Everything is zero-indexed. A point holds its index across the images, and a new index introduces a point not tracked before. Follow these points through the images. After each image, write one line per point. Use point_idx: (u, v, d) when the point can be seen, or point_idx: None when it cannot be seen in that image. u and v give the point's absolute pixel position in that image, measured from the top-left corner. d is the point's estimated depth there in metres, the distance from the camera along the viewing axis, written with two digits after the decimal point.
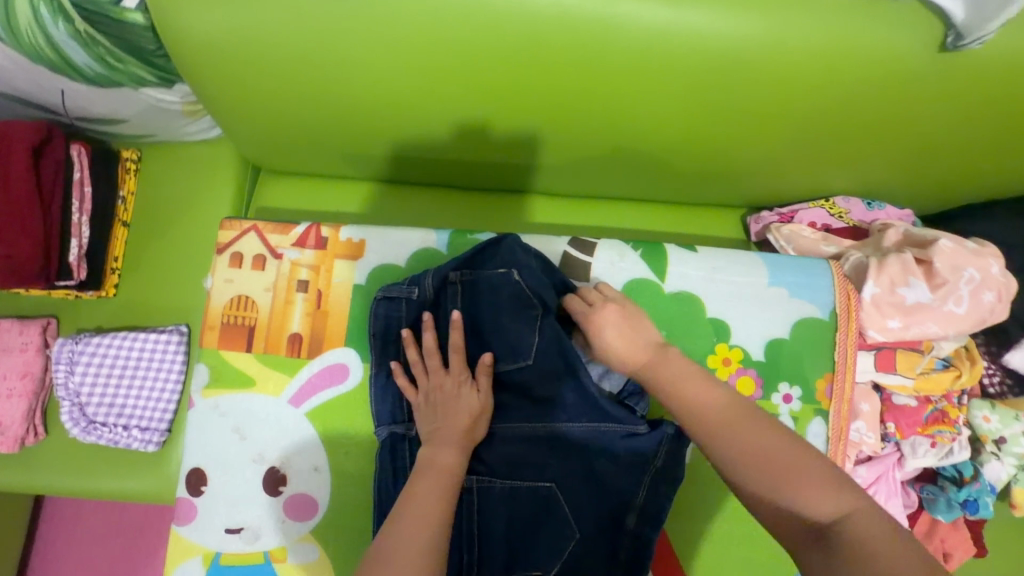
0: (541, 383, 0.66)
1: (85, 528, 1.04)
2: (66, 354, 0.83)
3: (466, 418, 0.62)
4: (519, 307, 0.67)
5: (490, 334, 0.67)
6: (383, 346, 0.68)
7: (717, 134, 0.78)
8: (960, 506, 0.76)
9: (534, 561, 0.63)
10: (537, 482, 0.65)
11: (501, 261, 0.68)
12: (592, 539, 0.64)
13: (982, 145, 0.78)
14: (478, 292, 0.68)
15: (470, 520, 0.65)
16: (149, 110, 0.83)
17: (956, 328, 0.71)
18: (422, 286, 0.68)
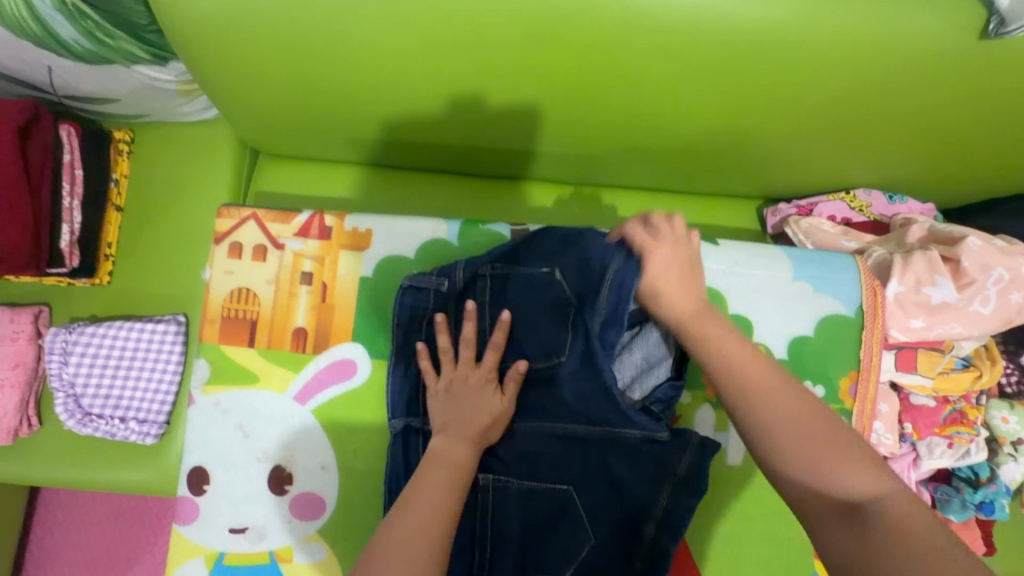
0: (565, 381, 0.63)
1: (82, 518, 1.03)
2: (59, 345, 0.80)
3: (486, 417, 0.61)
4: (555, 306, 0.64)
5: (518, 327, 0.65)
6: (408, 332, 0.66)
7: (741, 122, 0.75)
8: (975, 507, 0.75)
9: (547, 565, 0.62)
10: (553, 483, 0.63)
11: (551, 258, 0.65)
12: (607, 545, 0.62)
13: (1012, 138, 0.75)
14: (511, 286, 0.66)
15: (484, 518, 0.63)
16: (142, 89, 0.78)
17: (981, 328, 0.69)
18: (453, 278, 0.66)
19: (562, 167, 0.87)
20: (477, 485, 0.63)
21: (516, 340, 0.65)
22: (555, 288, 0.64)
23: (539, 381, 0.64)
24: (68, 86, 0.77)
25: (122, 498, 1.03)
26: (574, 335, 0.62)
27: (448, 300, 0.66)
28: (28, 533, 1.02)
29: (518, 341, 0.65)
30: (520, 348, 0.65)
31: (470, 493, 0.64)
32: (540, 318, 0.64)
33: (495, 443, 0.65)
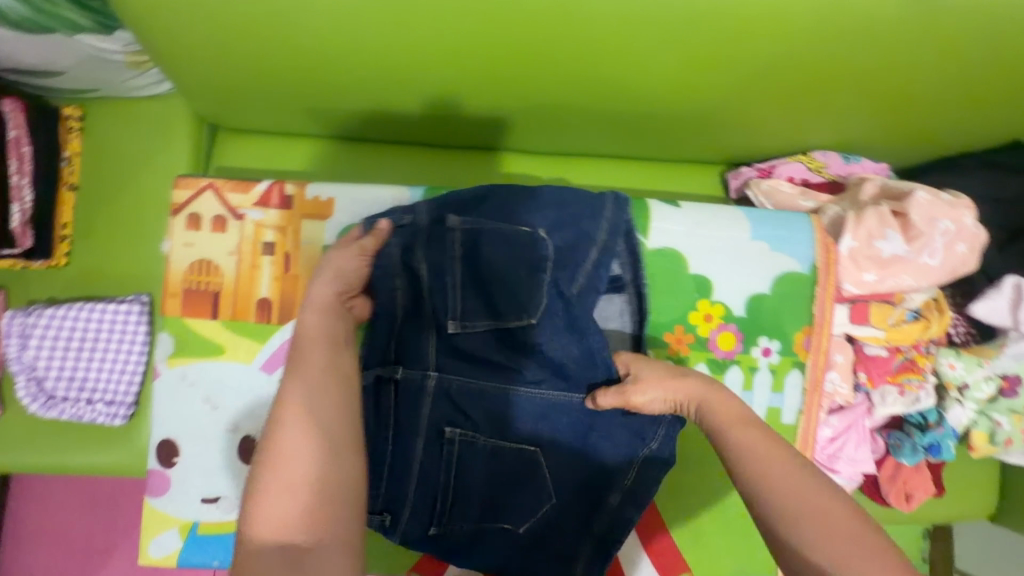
0: (538, 348, 0.62)
1: (56, 506, 1.01)
2: (17, 327, 0.78)
3: (326, 276, 0.60)
4: (533, 267, 0.62)
5: (493, 286, 0.63)
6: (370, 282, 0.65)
7: (698, 86, 0.76)
8: (924, 450, 0.80)
9: (506, 514, 0.67)
10: (521, 443, 0.64)
11: (524, 219, 0.65)
12: (568, 504, 0.66)
13: (962, 100, 0.77)
14: (483, 246, 0.63)
15: (449, 470, 0.65)
16: (89, 62, 0.76)
17: (929, 280, 0.72)
18: (417, 213, 0.65)
19: (526, 134, 0.87)
20: (444, 438, 0.64)
21: (491, 299, 0.63)
22: (536, 246, 0.63)
23: (507, 345, 0.63)
24: (9, 58, 0.74)
25: (98, 485, 1.01)
26: (548, 300, 0.62)
27: (413, 236, 0.64)
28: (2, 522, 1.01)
29: (487, 299, 0.63)
30: (490, 306, 0.63)
31: (436, 444, 0.65)
32: (516, 280, 0.62)
33: (465, 401, 0.64)
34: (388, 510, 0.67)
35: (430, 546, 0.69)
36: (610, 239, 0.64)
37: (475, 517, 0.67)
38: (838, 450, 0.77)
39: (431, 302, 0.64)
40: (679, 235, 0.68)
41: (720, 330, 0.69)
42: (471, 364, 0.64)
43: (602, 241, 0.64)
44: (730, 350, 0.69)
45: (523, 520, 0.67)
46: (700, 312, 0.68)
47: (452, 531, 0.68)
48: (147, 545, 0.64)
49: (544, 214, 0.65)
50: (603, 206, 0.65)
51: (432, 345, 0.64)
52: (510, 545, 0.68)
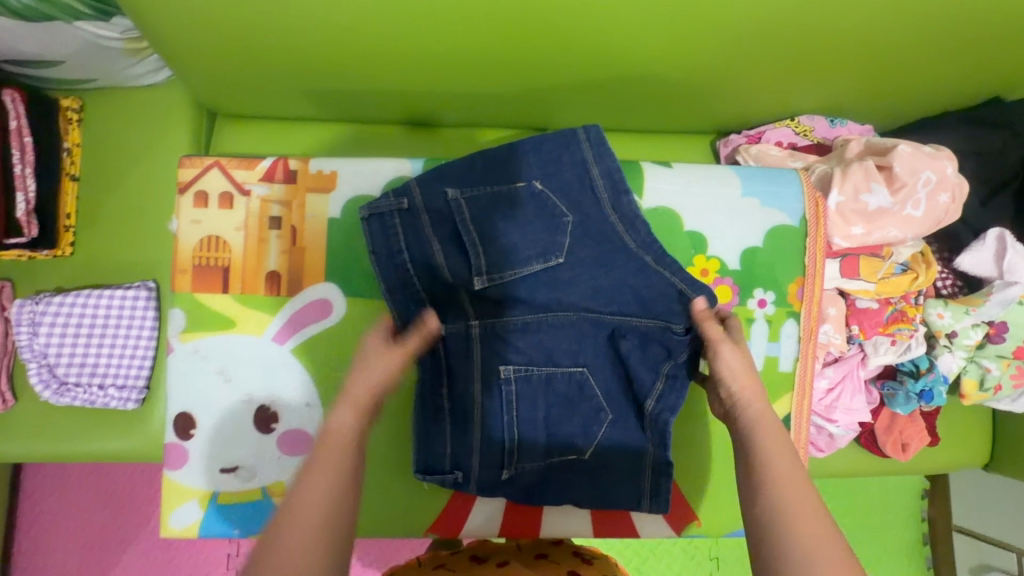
0: (565, 284, 0.67)
1: (71, 500, 1.03)
2: (27, 316, 0.79)
3: (379, 372, 0.58)
4: (548, 216, 0.65)
5: (513, 235, 0.64)
6: (388, 259, 0.65)
7: (687, 55, 0.77)
8: (917, 397, 0.82)
9: (573, 441, 0.69)
10: (571, 368, 0.69)
11: (516, 174, 0.66)
12: (623, 421, 0.70)
13: (942, 60, 0.79)
14: (486, 206, 0.65)
15: (511, 408, 0.68)
16: (87, 49, 0.76)
17: (915, 230, 0.75)
18: (411, 196, 0.65)
19: (519, 110, 0.89)
20: (500, 378, 0.67)
21: (516, 247, 0.64)
22: (537, 195, 0.65)
23: (536, 282, 0.66)
24: (7, 48, 0.75)
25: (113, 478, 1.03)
26: (573, 241, 0.65)
27: (414, 219, 0.65)
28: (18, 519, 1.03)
29: (513, 248, 0.64)
30: (513, 254, 0.64)
31: (493, 387, 0.68)
32: (535, 228, 0.65)
33: (513, 337, 0.68)
34: (455, 463, 0.69)
35: (508, 489, 0.71)
36: (603, 166, 0.65)
37: (542, 454, 0.69)
38: (835, 399, 0.80)
39: (451, 269, 0.65)
40: (674, 195, 0.71)
41: (716, 284, 0.71)
42: (512, 308, 0.67)
43: (597, 173, 0.65)
44: (727, 304, 0.72)
45: (589, 443, 0.70)
46: (697, 267, 0.70)
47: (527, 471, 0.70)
48: (167, 517, 0.66)
49: (537, 165, 0.65)
50: (579, 136, 0.65)
51: (467, 299, 0.67)
52: (583, 475, 0.71)
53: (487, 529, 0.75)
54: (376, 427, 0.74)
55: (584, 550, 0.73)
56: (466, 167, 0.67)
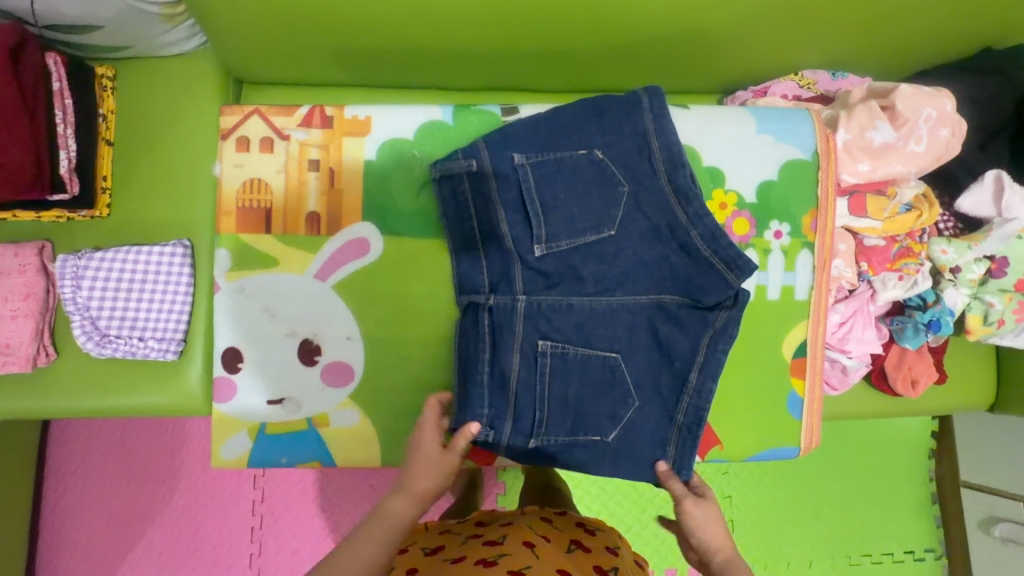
0: (616, 255, 0.69)
1: (119, 444, 1.13)
2: (70, 270, 0.82)
3: (430, 473, 0.61)
4: (603, 181, 0.68)
5: (569, 204, 0.68)
6: (459, 224, 0.70)
7: (696, 16, 0.81)
8: (926, 329, 0.86)
9: (599, 426, 0.69)
10: (605, 353, 0.69)
11: (582, 141, 0.69)
12: (648, 405, 0.69)
13: (938, 12, 0.83)
14: (549, 174, 0.68)
15: (543, 382, 0.68)
16: (126, 14, 0.79)
17: (917, 165, 0.79)
18: (481, 158, 0.68)
19: (533, 71, 0.93)
20: (537, 352, 0.68)
21: (571, 216, 0.68)
22: (595, 162, 0.68)
23: (588, 252, 0.69)
24: (50, 12, 0.77)
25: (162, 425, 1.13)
26: (626, 212, 0.68)
27: (480, 182, 0.68)
28: (68, 460, 1.12)
29: (571, 218, 0.68)
30: (571, 224, 0.68)
31: (531, 362, 0.68)
32: (591, 197, 0.68)
33: (556, 315, 0.69)
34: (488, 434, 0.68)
35: (529, 458, 0.70)
36: (661, 136, 0.68)
37: (569, 430, 0.69)
38: (847, 332, 0.84)
39: (513, 235, 0.68)
40: (691, 132, 0.74)
41: (734, 216, 0.75)
42: (558, 285, 0.69)
43: (656, 139, 0.68)
44: (744, 236, 0.76)
45: (613, 427, 0.69)
46: (716, 200, 0.74)
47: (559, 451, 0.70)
48: (219, 445, 0.70)
49: (599, 134, 0.69)
50: (642, 104, 0.69)
51: (518, 272, 0.68)
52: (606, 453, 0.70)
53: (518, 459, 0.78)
54: None
55: (586, 519, 0.77)
56: (532, 129, 0.70)
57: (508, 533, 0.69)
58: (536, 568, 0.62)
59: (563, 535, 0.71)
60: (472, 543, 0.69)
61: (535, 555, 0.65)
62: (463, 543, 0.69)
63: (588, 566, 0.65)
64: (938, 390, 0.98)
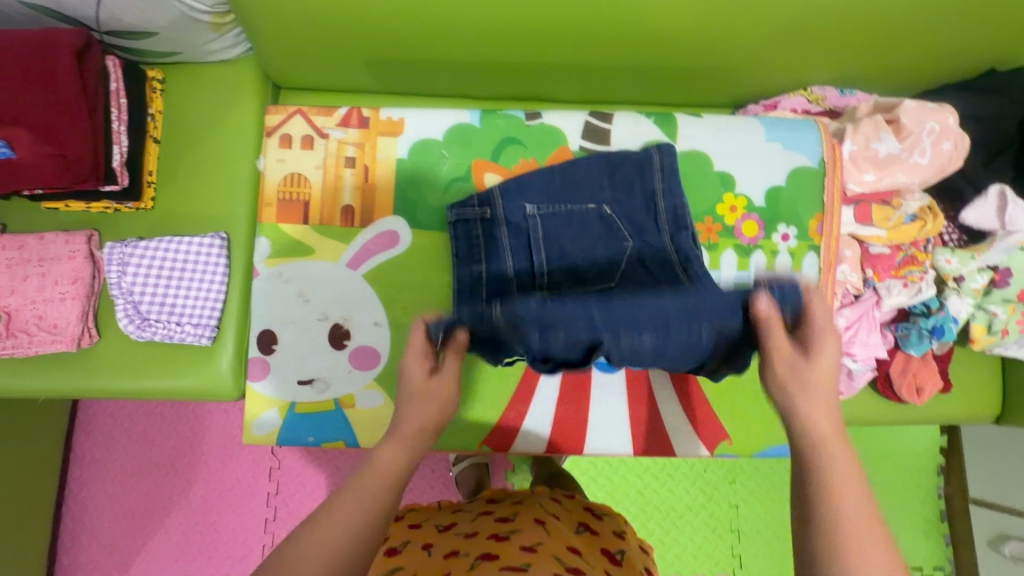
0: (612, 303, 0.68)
1: (145, 429, 1.17)
2: (117, 256, 0.88)
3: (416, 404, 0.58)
4: (609, 232, 0.71)
5: (574, 254, 0.70)
6: (467, 260, 0.73)
7: (709, 34, 0.86)
8: (929, 335, 0.89)
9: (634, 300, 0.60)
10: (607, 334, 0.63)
11: (592, 197, 0.73)
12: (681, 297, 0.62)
13: (942, 36, 0.87)
14: (557, 224, 0.72)
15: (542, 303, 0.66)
16: (180, 21, 0.86)
17: (922, 177, 0.83)
18: (494, 206, 0.72)
19: (554, 82, 0.98)
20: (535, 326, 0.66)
21: (575, 266, 0.71)
22: (604, 217, 0.72)
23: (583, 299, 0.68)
24: (112, 19, 0.84)
25: (187, 413, 1.17)
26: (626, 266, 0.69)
27: (493, 228, 0.73)
28: (97, 442, 1.17)
29: (574, 268, 0.70)
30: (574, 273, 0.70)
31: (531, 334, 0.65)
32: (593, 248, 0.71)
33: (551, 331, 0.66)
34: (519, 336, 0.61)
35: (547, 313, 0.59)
36: (669, 200, 0.73)
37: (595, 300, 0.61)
38: (854, 335, 0.87)
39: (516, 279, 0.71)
40: (703, 140, 0.79)
41: (744, 219, 0.79)
42: None
43: (664, 203, 0.73)
44: (754, 238, 0.80)
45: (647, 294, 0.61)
46: (726, 203, 0.78)
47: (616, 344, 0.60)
48: (250, 423, 0.73)
49: (609, 190, 0.74)
50: (652, 161, 0.74)
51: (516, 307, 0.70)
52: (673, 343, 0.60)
53: (535, 446, 0.79)
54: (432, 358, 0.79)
55: (591, 505, 0.77)
56: (545, 180, 0.75)
57: (520, 510, 0.70)
58: (549, 544, 0.62)
59: (570, 516, 0.72)
60: (482, 519, 0.69)
61: (547, 532, 0.65)
62: (475, 518, 0.69)
63: (596, 550, 0.66)
64: (944, 398, 1.00)
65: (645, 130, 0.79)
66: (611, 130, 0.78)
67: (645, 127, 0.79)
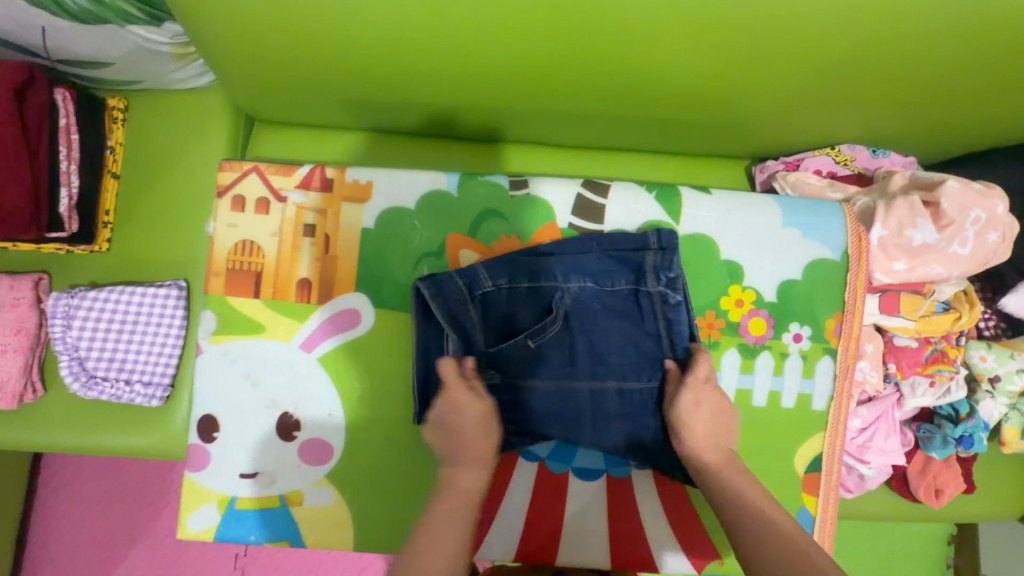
0: (580, 355, 0.69)
1: (104, 466, 1.11)
2: (61, 308, 0.81)
3: (475, 425, 0.63)
4: (589, 318, 0.69)
5: (552, 330, 0.68)
6: (428, 323, 0.68)
7: (726, 88, 0.75)
8: (955, 442, 0.79)
9: (573, 282, 0.69)
10: (563, 338, 0.68)
11: (565, 287, 0.69)
12: (623, 300, 0.69)
13: (996, 103, 0.76)
14: (535, 303, 0.69)
15: (494, 317, 0.69)
16: (137, 52, 0.77)
17: (960, 269, 0.72)
18: (472, 274, 0.68)
19: (549, 128, 0.87)
20: (491, 346, 0.68)
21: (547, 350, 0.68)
22: (590, 299, 0.69)
23: (554, 359, 0.68)
24: (62, 49, 0.77)
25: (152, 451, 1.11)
26: (602, 343, 0.69)
27: (462, 308, 0.68)
28: (56, 477, 1.11)
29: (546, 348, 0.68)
30: (546, 356, 0.68)
31: (483, 363, 0.68)
32: (577, 320, 0.69)
33: (506, 363, 0.68)
34: (483, 300, 0.68)
35: (495, 287, 0.68)
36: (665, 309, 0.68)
37: (541, 298, 0.69)
38: (868, 440, 0.79)
39: (489, 352, 0.68)
40: (711, 221, 0.73)
41: (751, 315, 0.73)
42: (516, 386, 0.68)
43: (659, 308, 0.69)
44: (762, 335, 0.74)
45: (589, 285, 0.69)
46: (732, 297, 0.73)
47: (565, 287, 0.69)
48: (188, 515, 0.70)
49: (591, 266, 0.69)
50: (649, 254, 0.69)
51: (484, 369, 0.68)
52: (608, 291, 0.69)
53: (502, 556, 0.72)
54: (391, 450, 0.70)
55: None
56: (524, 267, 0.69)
57: None
58: None
59: None
60: None
61: None
62: None
63: None
64: (966, 498, 0.90)
65: (644, 206, 0.74)
66: (607, 207, 0.73)
67: (644, 204, 0.73)
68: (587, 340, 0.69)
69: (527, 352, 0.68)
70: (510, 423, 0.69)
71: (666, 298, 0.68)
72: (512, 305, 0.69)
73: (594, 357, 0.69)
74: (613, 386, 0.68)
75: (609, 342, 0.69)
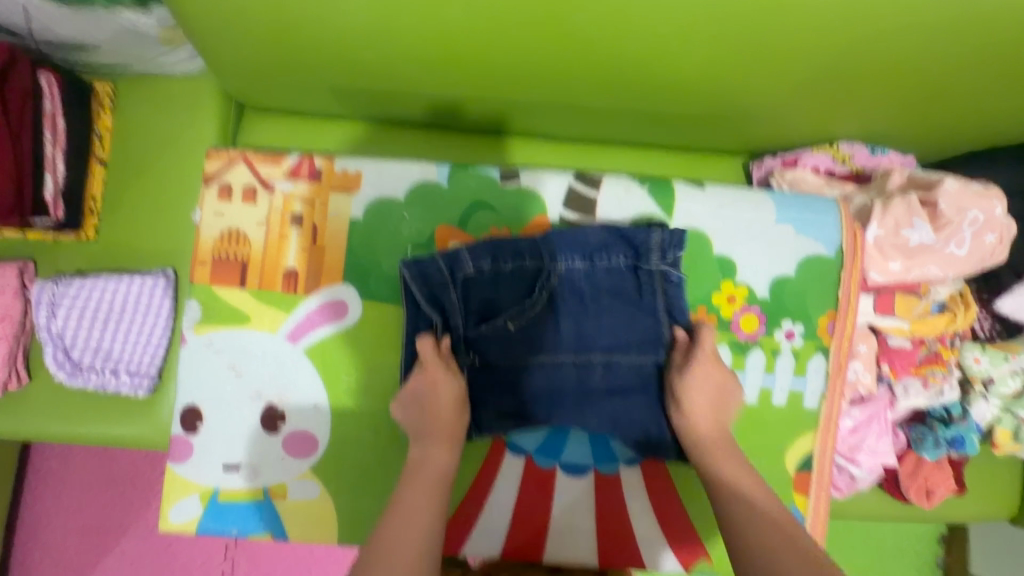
0: (565, 335, 0.67)
1: (93, 455, 1.10)
2: (46, 296, 0.80)
3: (449, 405, 0.64)
4: (582, 298, 0.68)
5: (537, 311, 0.67)
6: (417, 309, 0.68)
7: (722, 82, 0.73)
8: (947, 444, 0.79)
9: (561, 258, 0.68)
10: (550, 316, 0.67)
11: (550, 265, 0.68)
12: (617, 276, 0.68)
13: (996, 101, 0.75)
14: (519, 282, 0.68)
15: (478, 299, 0.67)
16: (124, 35, 0.76)
17: (956, 270, 0.71)
18: (457, 255, 0.67)
19: (543, 120, 0.85)
20: (472, 329, 0.67)
21: (532, 329, 0.67)
22: (576, 276, 0.68)
23: (542, 338, 0.67)
24: (46, 31, 0.75)
25: None
26: (588, 322, 0.67)
27: (444, 291, 0.67)
28: (46, 465, 1.10)
29: (531, 327, 0.67)
30: (531, 334, 0.67)
31: (465, 347, 0.67)
32: (565, 299, 0.68)
33: (487, 346, 0.67)
34: (465, 282, 0.67)
35: (479, 265, 0.67)
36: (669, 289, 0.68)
37: (528, 277, 0.68)
38: (860, 441, 0.78)
39: (472, 336, 0.67)
40: (705, 217, 0.73)
41: (742, 312, 0.73)
42: (498, 370, 0.67)
43: (661, 284, 0.68)
44: (753, 332, 0.73)
45: (581, 263, 0.68)
46: (724, 292, 0.72)
47: (552, 266, 0.68)
48: (170, 507, 0.69)
49: (581, 244, 0.68)
50: (644, 236, 0.68)
51: (467, 353, 0.67)
52: (602, 266, 0.68)
53: (488, 553, 0.71)
54: (376, 444, 0.69)
55: None
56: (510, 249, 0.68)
57: None
58: None
59: None
60: None
61: None
62: None
63: None
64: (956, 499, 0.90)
65: (637, 199, 0.73)
66: (599, 200, 0.72)
67: (636, 197, 0.72)
68: (575, 321, 0.68)
69: (505, 332, 0.67)
70: (487, 407, 0.67)
71: (667, 275, 0.68)
72: (495, 288, 0.67)
73: (580, 336, 0.67)
74: (600, 364, 0.67)
75: (598, 322, 0.67)
